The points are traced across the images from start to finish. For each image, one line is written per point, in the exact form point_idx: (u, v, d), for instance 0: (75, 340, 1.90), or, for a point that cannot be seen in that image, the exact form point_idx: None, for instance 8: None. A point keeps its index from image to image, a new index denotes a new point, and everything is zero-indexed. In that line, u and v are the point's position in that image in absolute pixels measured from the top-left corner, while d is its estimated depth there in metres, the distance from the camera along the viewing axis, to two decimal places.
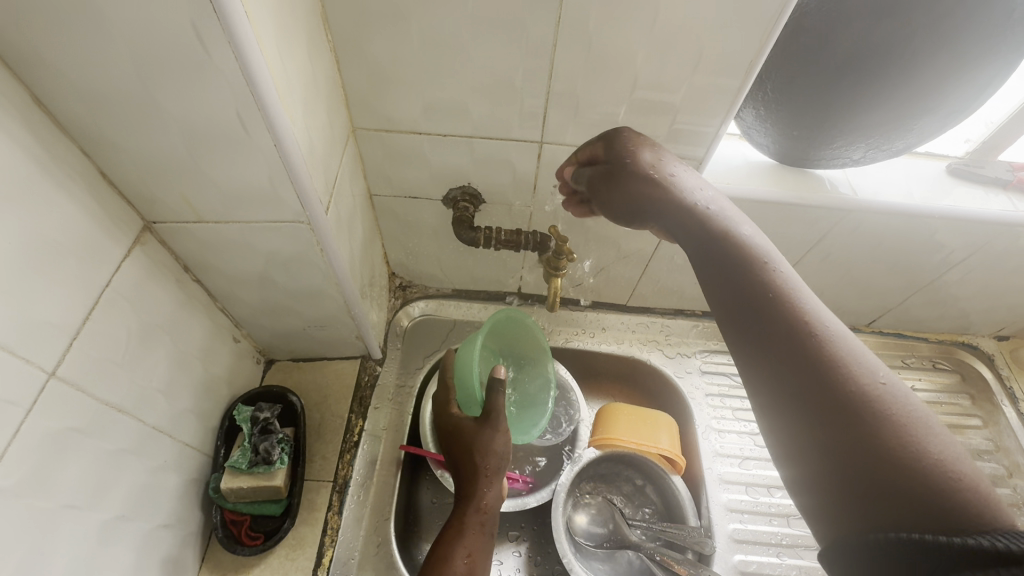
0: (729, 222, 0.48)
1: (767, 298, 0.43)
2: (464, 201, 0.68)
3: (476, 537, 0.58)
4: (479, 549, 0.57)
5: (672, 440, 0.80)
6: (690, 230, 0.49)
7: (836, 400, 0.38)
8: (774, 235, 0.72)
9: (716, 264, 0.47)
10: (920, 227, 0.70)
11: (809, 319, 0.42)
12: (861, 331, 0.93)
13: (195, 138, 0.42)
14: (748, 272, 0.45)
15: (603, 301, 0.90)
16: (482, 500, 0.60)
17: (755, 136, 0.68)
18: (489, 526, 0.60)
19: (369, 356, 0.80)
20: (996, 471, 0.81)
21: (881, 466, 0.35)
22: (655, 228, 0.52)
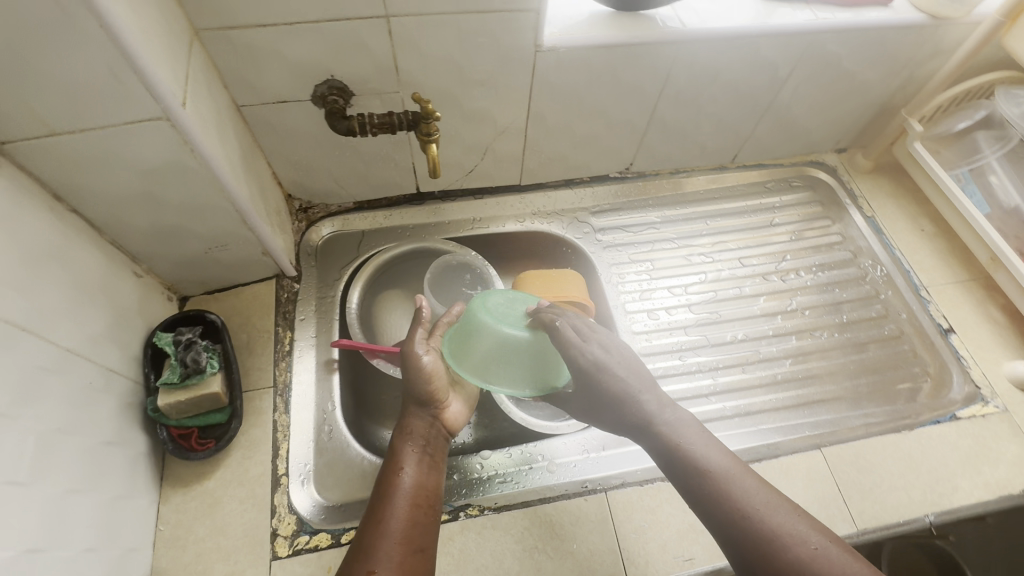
0: (659, 407, 0.63)
1: (695, 469, 0.59)
2: (332, 95, 0.71)
3: (417, 457, 0.63)
4: (423, 472, 0.62)
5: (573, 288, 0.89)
6: (634, 403, 0.64)
7: (730, 515, 0.55)
8: (626, 79, 0.80)
9: (657, 445, 0.62)
10: (744, 47, 0.79)
11: (705, 457, 0.59)
12: (728, 168, 1.05)
13: (17, 32, 0.42)
14: (687, 460, 0.59)
15: (499, 185, 0.97)
16: (420, 428, 0.66)
17: None
18: (432, 449, 0.65)
19: (283, 275, 0.83)
20: (845, 255, 0.97)
21: (767, 555, 0.52)
22: (631, 418, 0.64)
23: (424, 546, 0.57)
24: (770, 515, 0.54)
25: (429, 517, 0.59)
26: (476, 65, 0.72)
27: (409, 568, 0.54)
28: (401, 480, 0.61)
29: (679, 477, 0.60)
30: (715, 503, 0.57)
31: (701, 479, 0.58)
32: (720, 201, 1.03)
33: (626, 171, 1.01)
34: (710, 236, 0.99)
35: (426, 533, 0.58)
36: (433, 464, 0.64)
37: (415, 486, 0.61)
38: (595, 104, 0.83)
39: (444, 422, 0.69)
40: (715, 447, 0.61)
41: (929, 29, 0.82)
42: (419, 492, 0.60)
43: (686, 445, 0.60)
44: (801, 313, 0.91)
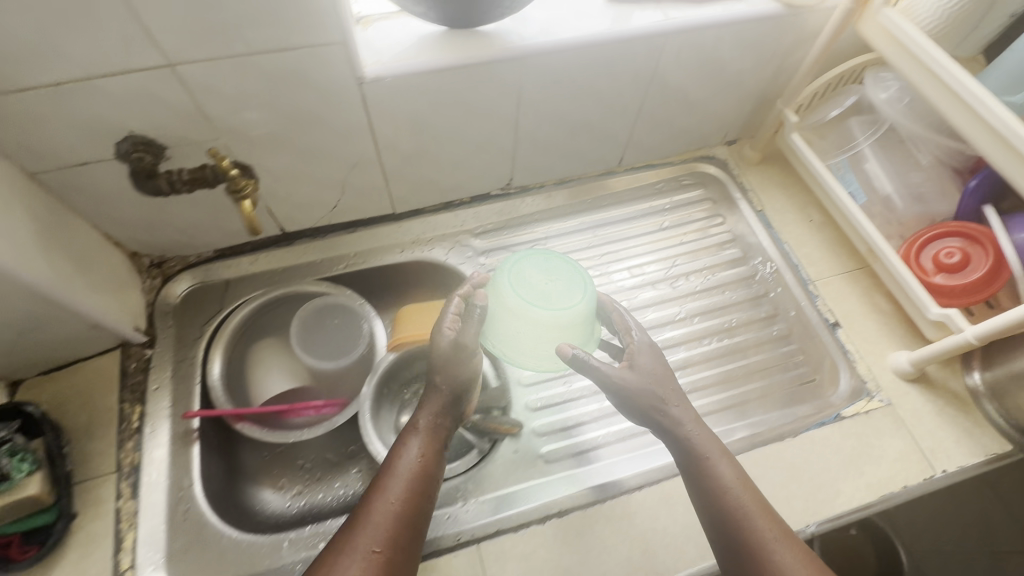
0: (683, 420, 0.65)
1: (698, 458, 0.63)
2: (138, 151, 0.64)
3: (425, 441, 0.64)
4: (428, 459, 0.63)
5: None
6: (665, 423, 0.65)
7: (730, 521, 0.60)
8: (473, 100, 0.75)
9: (679, 450, 0.64)
10: (591, 57, 0.75)
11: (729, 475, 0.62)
12: (615, 173, 1.02)
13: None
14: (707, 472, 0.62)
15: (373, 216, 0.92)
16: (432, 417, 0.65)
17: (412, 8, 0.67)
18: (439, 439, 0.65)
19: (130, 343, 0.77)
20: (735, 254, 0.95)
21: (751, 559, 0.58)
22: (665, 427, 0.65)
23: (411, 532, 0.58)
24: (750, 508, 0.60)
25: (424, 502, 0.60)
26: (297, 103, 0.66)
27: (393, 548, 0.56)
28: (402, 460, 0.62)
29: (681, 456, 0.64)
30: (711, 488, 0.62)
31: (704, 467, 0.63)
32: (609, 208, 1.00)
33: (508, 186, 0.96)
34: (598, 247, 0.96)
35: (417, 520, 0.59)
36: (438, 450, 0.64)
37: (417, 469, 0.61)
38: (448, 127, 0.79)
39: (458, 411, 0.67)
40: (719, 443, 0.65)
41: (788, 20, 0.79)
42: (419, 476, 0.61)
43: (702, 438, 0.64)
44: (691, 320, 0.89)
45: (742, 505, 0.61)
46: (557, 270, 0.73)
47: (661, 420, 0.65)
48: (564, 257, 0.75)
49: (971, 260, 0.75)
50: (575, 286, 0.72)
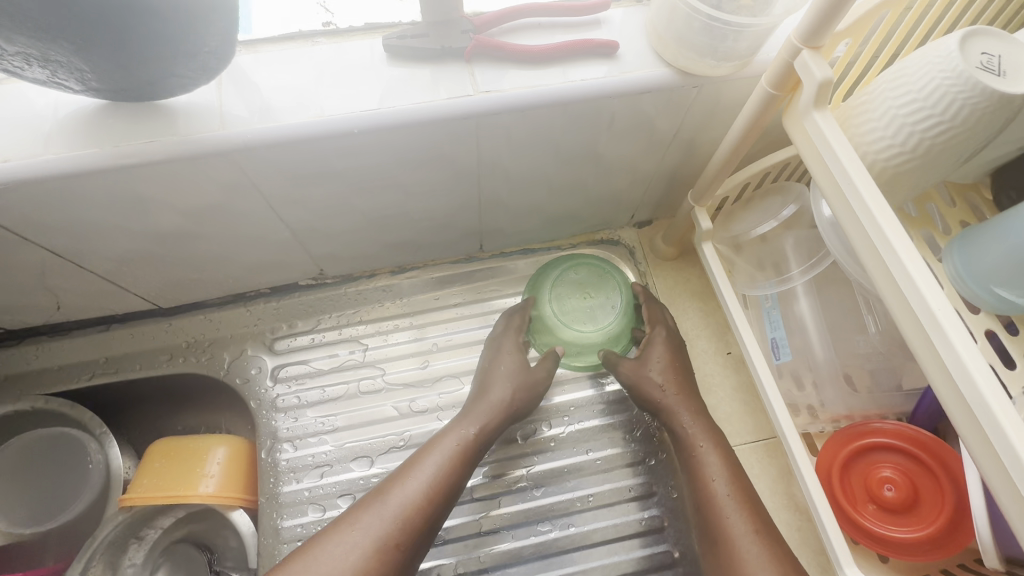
0: (698, 408, 0.60)
1: (686, 448, 0.58)
2: None
3: (465, 441, 0.58)
4: (462, 460, 0.57)
5: (222, 478, 0.64)
6: (694, 413, 0.60)
7: (709, 519, 0.54)
8: (184, 201, 0.50)
9: (677, 440, 0.60)
10: (359, 148, 0.49)
11: (711, 466, 0.56)
12: (478, 259, 0.76)
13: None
14: (693, 464, 0.57)
15: (132, 311, 0.69)
16: (499, 405, 0.61)
17: (34, 72, 0.38)
18: (474, 447, 0.59)
19: None
20: (616, 393, 0.70)
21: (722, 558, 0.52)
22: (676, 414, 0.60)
23: (424, 539, 0.52)
24: (731, 514, 0.53)
25: (448, 500, 0.55)
26: None
27: (407, 539, 0.51)
28: (441, 450, 0.57)
29: (675, 444, 0.60)
30: (700, 481, 0.56)
31: (696, 456, 0.57)
32: (462, 309, 0.74)
33: (322, 277, 0.72)
34: (433, 368, 0.71)
35: (431, 533, 0.53)
36: (474, 455, 0.59)
37: (450, 462, 0.56)
38: (169, 229, 0.54)
39: (514, 410, 0.62)
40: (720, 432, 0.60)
41: (684, 94, 0.50)
42: (451, 471, 0.56)
43: (702, 422, 0.59)
44: (532, 492, 0.65)
45: (721, 510, 0.54)
46: (588, 275, 0.69)
47: (665, 406, 0.61)
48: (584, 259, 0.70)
49: (918, 500, 0.52)
50: (606, 293, 0.68)
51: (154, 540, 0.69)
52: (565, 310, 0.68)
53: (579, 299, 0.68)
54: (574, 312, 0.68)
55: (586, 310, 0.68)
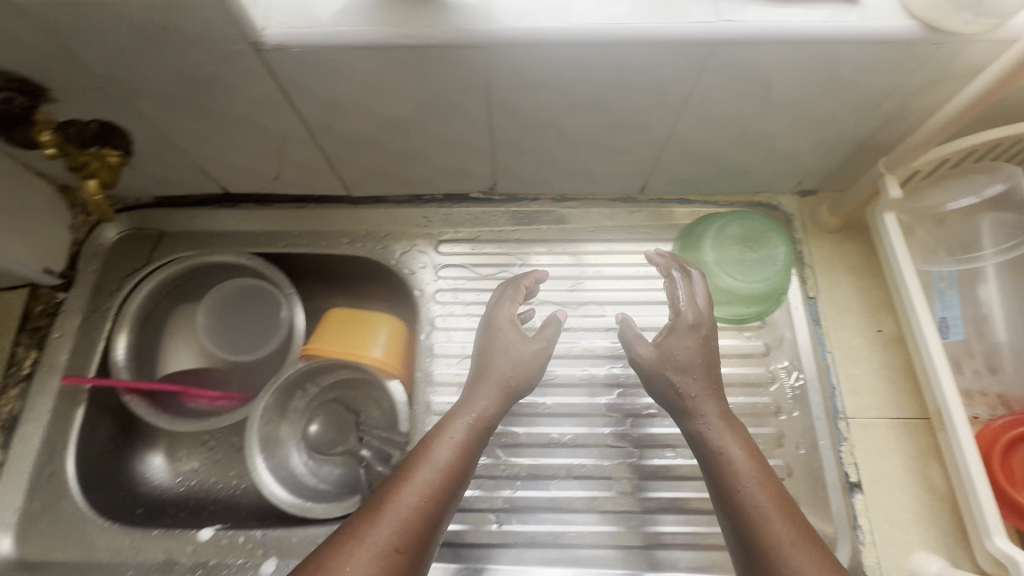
0: (729, 426, 0.56)
1: (730, 478, 0.53)
2: (8, 91, 0.55)
3: (467, 433, 0.57)
4: (467, 449, 0.56)
5: (385, 348, 0.73)
6: (724, 433, 0.56)
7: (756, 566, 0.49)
8: (424, 90, 0.57)
9: (716, 472, 0.54)
10: (595, 59, 0.53)
11: (755, 501, 0.52)
12: (635, 200, 0.79)
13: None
14: (736, 502, 0.52)
15: (327, 194, 0.79)
16: (500, 383, 0.60)
17: None
18: (479, 433, 0.58)
19: (43, 283, 0.73)
20: (753, 348, 0.72)
21: None
22: (710, 439, 0.56)
23: (430, 536, 0.51)
24: (793, 557, 0.48)
25: (450, 498, 0.54)
26: (190, 63, 0.53)
27: (411, 544, 0.50)
28: (436, 451, 0.55)
29: (712, 480, 0.55)
30: (750, 520, 0.51)
31: (731, 485, 0.53)
32: (613, 244, 0.78)
33: (491, 192, 0.78)
34: (579, 292, 0.76)
35: (439, 527, 0.53)
36: (475, 447, 0.57)
37: (449, 461, 0.55)
38: (398, 116, 0.61)
39: (514, 389, 0.61)
40: (751, 451, 0.55)
41: (921, 47, 0.51)
42: (449, 470, 0.54)
43: (734, 443, 0.55)
44: (660, 421, 0.69)
45: (783, 556, 0.48)
46: (754, 231, 0.70)
47: (691, 418, 0.57)
48: (749, 215, 0.71)
49: None
50: (767, 248, 0.69)
51: (317, 391, 0.80)
52: (724, 257, 0.70)
53: (739, 250, 0.70)
54: (733, 260, 0.69)
55: (744, 261, 0.69)
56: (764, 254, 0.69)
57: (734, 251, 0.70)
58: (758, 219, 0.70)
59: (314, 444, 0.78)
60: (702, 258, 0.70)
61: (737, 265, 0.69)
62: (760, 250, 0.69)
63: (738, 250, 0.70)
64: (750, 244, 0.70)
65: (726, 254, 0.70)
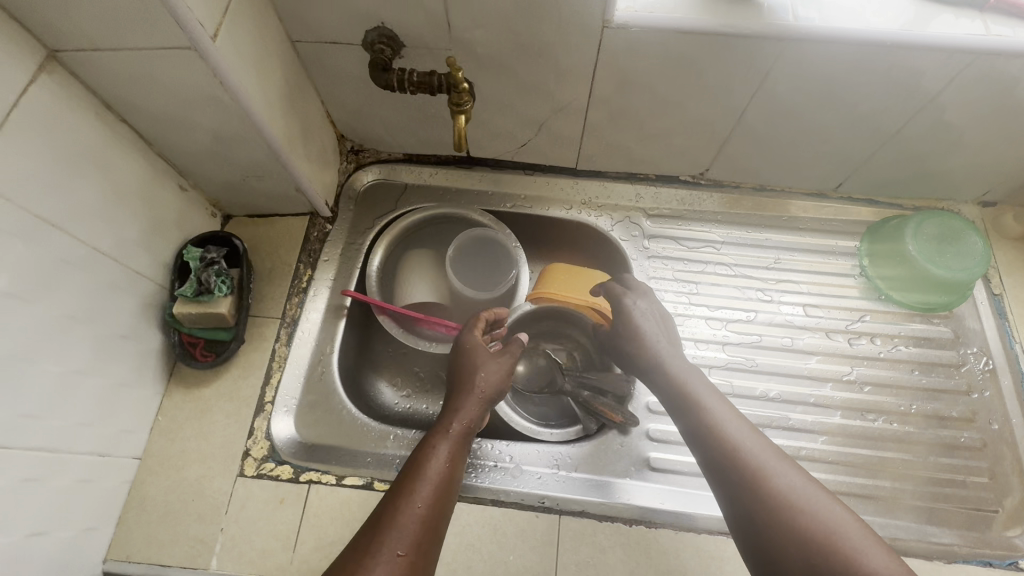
0: (709, 401, 0.63)
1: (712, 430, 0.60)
2: (380, 43, 0.67)
3: (454, 444, 0.65)
4: (456, 457, 0.64)
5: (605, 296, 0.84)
6: (710, 407, 0.62)
7: (758, 506, 0.53)
8: (710, 75, 0.68)
9: (701, 446, 0.60)
10: (873, 59, 0.63)
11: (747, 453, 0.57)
12: (826, 197, 0.89)
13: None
14: (728, 461, 0.57)
15: (554, 164, 0.90)
16: (479, 395, 0.69)
17: None
18: (462, 440, 0.66)
19: (318, 214, 0.85)
20: (942, 333, 0.80)
21: (785, 540, 0.50)
22: (693, 417, 0.62)
23: (432, 539, 0.57)
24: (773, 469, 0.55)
25: (449, 506, 0.60)
26: (538, 34, 0.65)
27: (417, 552, 0.54)
28: (432, 463, 0.62)
29: (710, 467, 0.58)
30: (733, 492, 0.55)
31: (705, 431, 0.60)
32: (806, 232, 0.88)
33: (699, 177, 0.89)
34: (776, 270, 0.86)
35: (443, 520, 0.59)
36: (463, 453, 0.65)
37: (444, 470, 0.62)
38: (671, 97, 0.72)
39: (489, 398, 0.70)
40: (713, 395, 0.64)
41: None
42: (444, 479, 0.61)
43: (697, 395, 0.64)
44: (859, 388, 0.77)
45: (763, 473, 0.54)
46: (953, 229, 0.78)
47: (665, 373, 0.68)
48: (946, 214, 0.79)
49: None
50: (968, 244, 0.77)
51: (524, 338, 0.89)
52: (928, 250, 0.78)
53: (941, 246, 0.77)
54: (936, 254, 0.77)
55: (946, 255, 0.77)
56: (964, 251, 0.76)
57: (937, 245, 0.78)
58: (956, 218, 0.78)
59: (520, 385, 0.86)
60: (907, 250, 0.78)
61: (941, 258, 0.77)
62: (960, 246, 0.77)
63: (939, 245, 0.78)
64: (949, 241, 0.77)
65: (928, 249, 0.78)
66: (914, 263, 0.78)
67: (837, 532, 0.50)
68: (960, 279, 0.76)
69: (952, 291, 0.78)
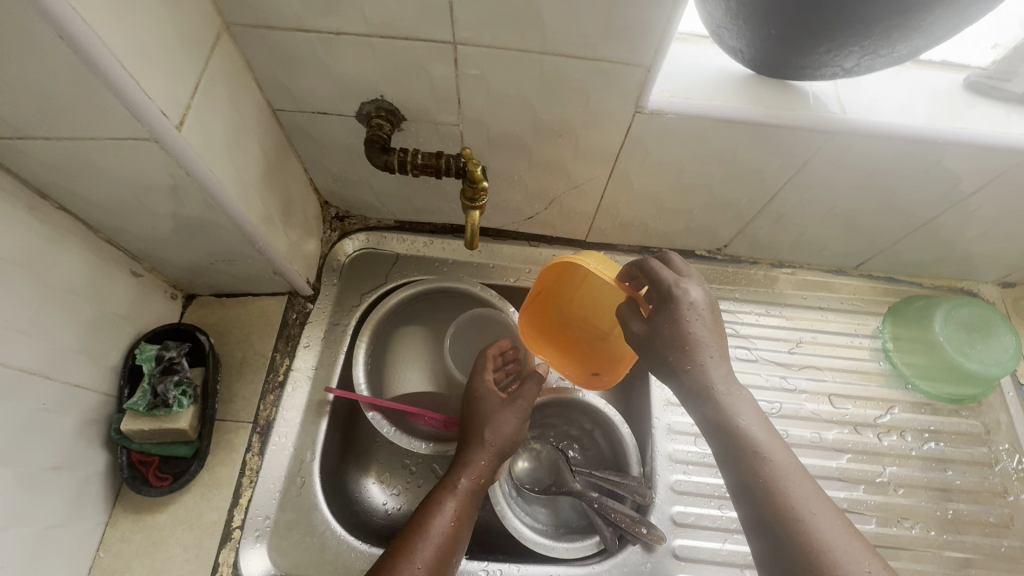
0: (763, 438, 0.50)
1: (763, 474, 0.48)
2: (378, 118, 0.58)
3: (464, 500, 0.61)
4: (464, 514, 0.60)
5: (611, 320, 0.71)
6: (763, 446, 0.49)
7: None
8: (744, 162, 0.62)
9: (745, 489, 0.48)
10: (919, 154, 0.59)
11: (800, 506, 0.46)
12: (846, 274, 0.85)
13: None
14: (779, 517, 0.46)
15: (561, 236, 0.82)
16: (489, 448, 0.64)
17: (755, 40, 0.53)
18: (472, 496, 0.62)
19: (297, 293, 0.75)
20: (973, 428, 0.76)
21: None
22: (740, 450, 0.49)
23: None
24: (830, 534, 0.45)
25: (450, 567, 0.57)
26: (558, 116, 0.58)
27: None
28: (436, 521, 0.59)
29: (753, 516, 0.48)
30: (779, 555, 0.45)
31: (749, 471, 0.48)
32: (828, 313, 0.83)
33: (717, 252, 0.83)
34: (799, 355, 0.80)
35: None
36: (473, 511, 0.61)
37: (448, 532, 0.58)
38: (698, 181, 0.66)
39: (502, 450, 0.65)
40: (776, 441, 0.50)
41: None
42: (450, 540, 0.58)
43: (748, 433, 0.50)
44: (892, 490, 0.72)
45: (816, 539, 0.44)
46: (976, 318, 0.75)
47: (716, 403, 0.52)
48: (966, 302, 0.76)
49: None
50: (992, 334, 0.74)
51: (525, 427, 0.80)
52: (956, 340, 0.74)
53: (967, 335, 0.74)
54: (965, 344, 0.74)
55: (974, 345, 0.74)
56: (990, 341, 0.74)
57: (965, 335, 0.74)
58: (976, 306, 0.76)
59: (522, 483, 0.76)
60: (934, 339, 0.75)
61: (970, 349, 0.73)
62: (985, 336, 0.74)
63: (966, 334, 0.74)
64: (974, 330, 0.75)
65: (956, 338, 0.74)
66: (945, 353, 0.74)
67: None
68: (993, 371, 0.72)
69: (983, 384, 0.74)
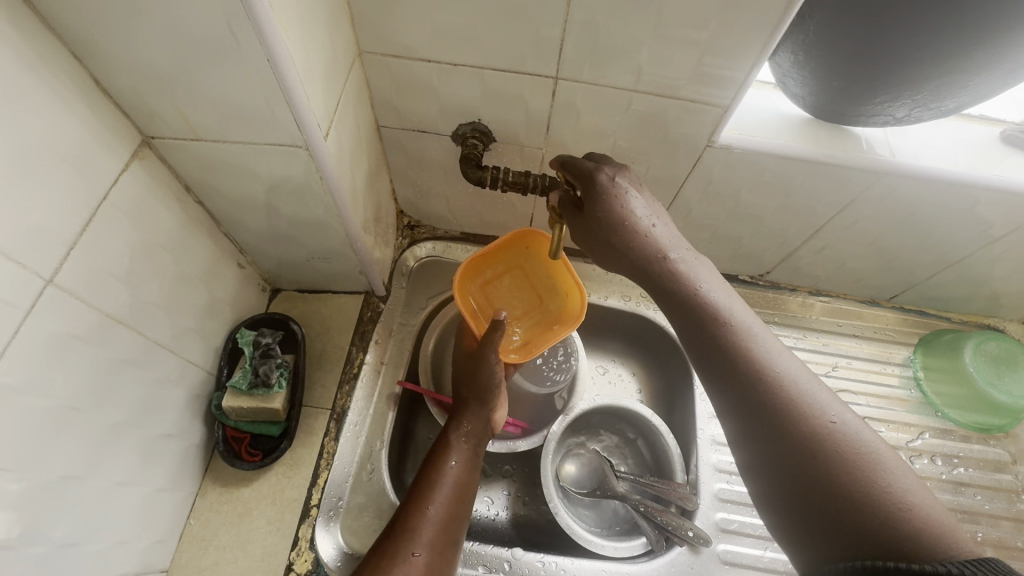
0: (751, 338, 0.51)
1: (750, 370, 0.49)
2: (473, 137, 0.65)
3: (465, 453, 0.65)
4: (466, 464, 0.65)
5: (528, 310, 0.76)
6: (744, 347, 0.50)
7: (795, 454, 0.44)
8: (797, 196, 0.69)
9: (735, 388, 0.49)
10: (959, 198, 0.65)
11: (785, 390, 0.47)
12: (879, 305, 0.90)
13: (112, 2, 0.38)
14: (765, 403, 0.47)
15: None
16: (478, 404, 0.68)
17: (817, 89, 0.60)
18: (472, 450, 0.66)
19: (373, 292, 0.81)
20: (1000, 456, 0.80)
21: (814, 482, 0.43)
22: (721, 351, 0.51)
23: (452, 544, 0.58)
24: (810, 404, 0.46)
25: (462, 509, 0.61)
26: (635, 145, 0.64)
27: (434, 553, 0.56)
28: (445, 473, 0.63)
29: (744, 415, 0.48)
30: (772, 441, 0.46)
31: (739, 374, 0.49)
32: (862, 341, 0.88)
33: (758, 278, 0.89)
34: (835, 379, 0.85)
35: (458, 522, 0.60)
36: (477, 461, 0.66)
37: (455, 480, 0.62)
38: (752, 210, 0.73)
39: (492, 403, 0.69)
40: (763, 330, 0.52)
41: None
42: (459, 487, 0.62)
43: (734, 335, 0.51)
44: None
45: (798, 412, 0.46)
46: (1004, 352, 0.81)
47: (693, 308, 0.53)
48: (994, 336, 0.82)
49: None
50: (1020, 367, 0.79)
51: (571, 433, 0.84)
52: (987, 372, 0.79)
53: (997, 367, 0.79)
54: (995, 376, 0.79)
55: (1003, 377, 0.79)
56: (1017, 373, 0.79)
57: (995, 367, 0.79)
58: (1004, 341, 0.81)
59: (570, 487, 0.80)
60: (967, 370, 0.80)
61: (1000, 381, 0.79)
62: (1012, 369, 0.79)
63: (996, 367, 0.79)
64: (1003, 362, 0.80)
65: (988, 369, 0.79)
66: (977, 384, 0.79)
67: (908, 506, 0.40)
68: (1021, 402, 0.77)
69: (1011, 414, 0.79)
